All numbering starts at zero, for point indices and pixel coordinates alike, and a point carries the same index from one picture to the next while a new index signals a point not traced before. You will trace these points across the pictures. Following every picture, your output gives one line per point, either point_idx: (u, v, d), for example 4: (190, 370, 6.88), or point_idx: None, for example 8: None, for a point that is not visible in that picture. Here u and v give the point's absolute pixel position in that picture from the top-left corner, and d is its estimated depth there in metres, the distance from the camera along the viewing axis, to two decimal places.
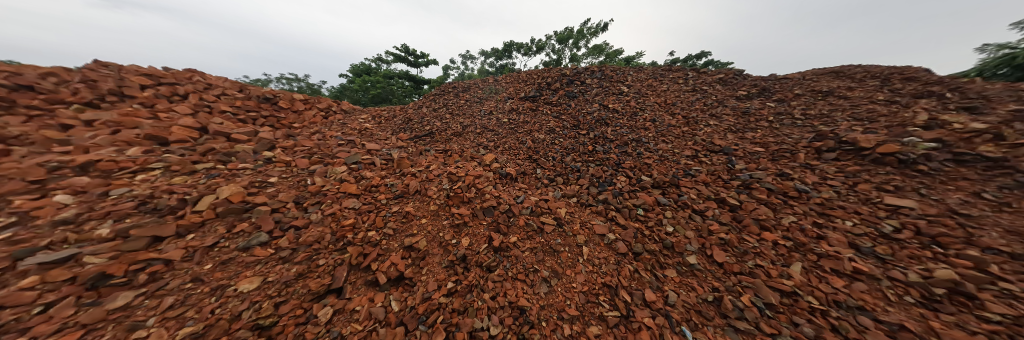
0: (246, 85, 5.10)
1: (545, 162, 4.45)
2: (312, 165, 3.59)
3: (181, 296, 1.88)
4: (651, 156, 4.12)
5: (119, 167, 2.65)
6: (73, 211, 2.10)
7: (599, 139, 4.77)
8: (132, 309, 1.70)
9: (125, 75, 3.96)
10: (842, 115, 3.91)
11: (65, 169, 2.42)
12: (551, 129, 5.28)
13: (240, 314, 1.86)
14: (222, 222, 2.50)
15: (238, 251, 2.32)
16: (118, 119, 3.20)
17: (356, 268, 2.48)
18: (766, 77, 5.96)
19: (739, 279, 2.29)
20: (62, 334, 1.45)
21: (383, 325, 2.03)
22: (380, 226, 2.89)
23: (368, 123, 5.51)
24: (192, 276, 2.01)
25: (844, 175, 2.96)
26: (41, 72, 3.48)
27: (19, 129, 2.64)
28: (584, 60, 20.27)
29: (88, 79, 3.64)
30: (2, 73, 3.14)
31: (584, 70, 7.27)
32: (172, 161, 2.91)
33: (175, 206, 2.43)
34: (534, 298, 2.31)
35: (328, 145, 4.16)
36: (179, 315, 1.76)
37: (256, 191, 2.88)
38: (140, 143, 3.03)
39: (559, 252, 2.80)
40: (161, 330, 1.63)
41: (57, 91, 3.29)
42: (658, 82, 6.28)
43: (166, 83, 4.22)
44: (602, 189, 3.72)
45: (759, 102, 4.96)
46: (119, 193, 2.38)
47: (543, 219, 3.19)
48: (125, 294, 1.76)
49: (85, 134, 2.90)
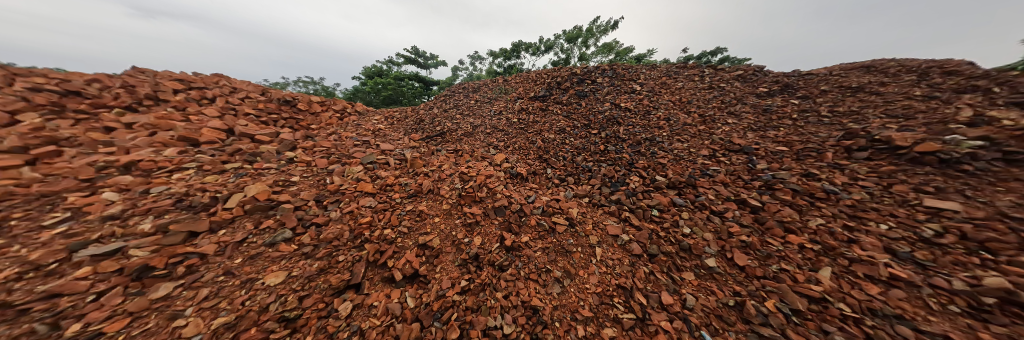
0: (268, 88, 5.31)
1: (555, 162, 4.44)
2: (331, 165, 3.70)
3: (214, 287, 2.00)
4: (666, 155, 4.02)
5: (157, 166, 2.84)
6: (119, 208, 2.28)
7: (610, 138, 4.71)
8: (171, 299, 1.84)
9: (159, 81, 4.21)
10: (874, 112, 3.68)
11: (111, 168, 2.63)
12: (561, 128, 5.25)
13: (268, 307, 1.97)
14: (250, 219, 2.62)
15: (266, 247, 2.43)
16: (154, 122, 3.42)
17: (373, 264, 2.54)
18: (788, 73, 5.71)
19: (763, 283, 2.20)
20: (113, 321, 1.61)
21: (400, 320, 2.08)
22: (395, 224, 2.94)
23: (382, 124, 5.65)
24: (224, 270, 2.14)
25: (877, 175, 2.80)
26: (88, 79, 3.78)
27: (69, 132, 2.88)
28: (594, 59, 19.90)
29: (127, 84, 3.89)
30: (54, 80, 3.43)
31: (594, 68, 7.19)
32: (204, 161, 3.08)
33: (208, 203, 2.59)
34: (547, 298, 2.31)
35: (345, 145, 4.28)
36: (213, 305, 1.88)
37: (279, 189, 3.00)
38: (174, 144, 3.23)
39: (572, 252, 2.79)
40: (197, 320, 1.75)
41: (100, 96, 3.54)
42: (672, 80, 6.13)
43: (196, 87, 4.44)
44: (615, 189, 3.69)
45: (780, 99, 4.76)
46: (158, 190, 2.55)
47: (555, 219, 3.19)
48: (166, 285, 1.91)
49: (126, 136, 3.13)
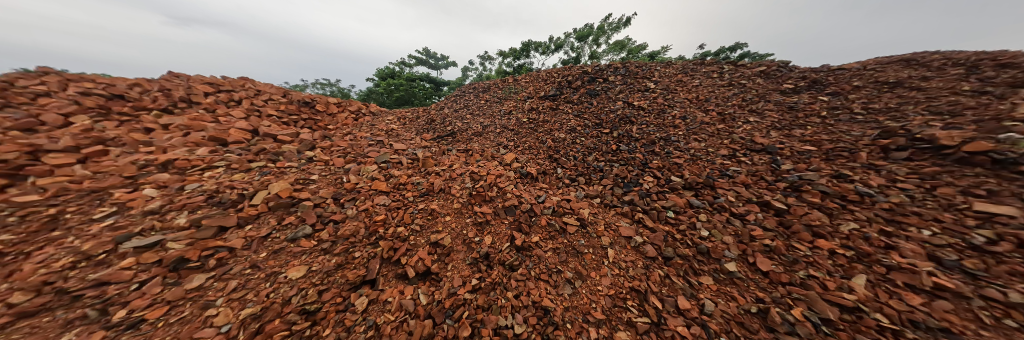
0: (289, 90, 5.55)
1: (566, 161, 4.39)
2: (347, 164, 3.81)
3: (242, 280, 2.12)
4: (682, 155, 3.89)
5: (191, 164, 3.03)
6: (158, 203, 2.46)
7: (623, 137, 4.62)
8: (203, 290, 1.98)
9: (192, 84, 4.49)
10: (915, 108, 3.41)
11: (151, 167, 2.85)
12: (572, 127, 5.20)
13: (290, 299, 2.06)
14: (274, 215, 2.74)
15: (288, 242, 2.54)
16: (187, 123, 3.65)
17: (387, 261, 2.59)
18: (815, 68, 5.39)
19: (788, 290, 2.08)
20: (153, 308, 1.78)
21: (413, 316, 2.12)
22: (408, 222, 3.00)
23: (395, 124, 5.78)
24: (251, 263, 2.26)
25: (918, 177, 2.59)
26: (130, 83, 4.09)
27: (114, 132, 3.13)
28: (605, 57, 19.56)
29: (164, 88, 4.18)
30: (102, 85, 3.73)
31: (606, 67, 7.07)
32: (232, 160, 3.25)
33: (236, 200, 2.73)
34: (558, 299, 2.29)
35: (360, 144, 4.41)
36: (241, 297, 2.00)
37: (300, 187, 3.13)
38: (205, 144, 3.44)
39: (584, 253, 2.75)
40: (227, 310, 1.88)
41: (140, 99, 3.83)
42: (688, 78, 5.93)
43: (224, 90, 4.70)
44: (628, 190, 3.62)
45: (807, 96, 4.50)
46: (191, 187, 2.73)
47: (566, 219, 3.16)
48: (199, 276, 2.06)
49: (163, 136, 3.35)
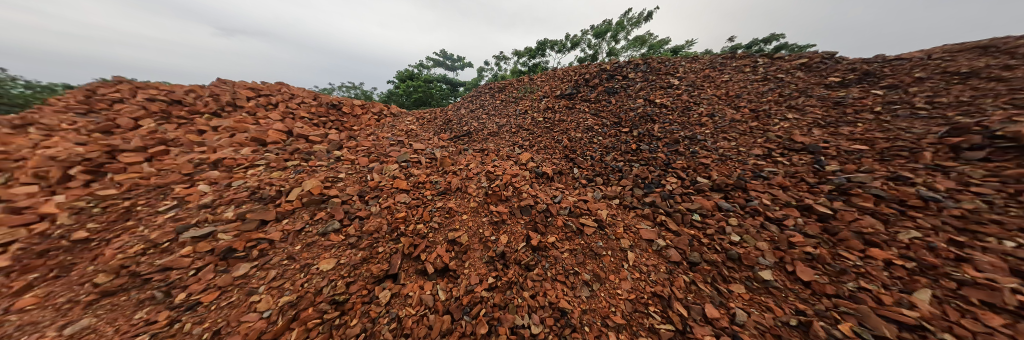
0: (319, 93, 5.91)
1: (582, 161, 4.31)
2: (371, 163, 3.98)
3: (280, 269, 2.30)
4: (709, 155, 3.68)
5: (237, 163, 3.33)
6: (210, 198, 2.74)
7: (644, 136, 4.45)
8: (248, 278, 2.18)
9: (237, 90, 4.92)
10: (994, 101, 2.95)
11: (205, 165, 3.18)
12: (589, 126, 5.09)
13: (321, 290, 2.20)
14: (307, 210, 2.94)
15: (319, 236, 2.70)
16: (232, 125, 4.00)
17: (408, 257, 2.68)
18: (867, 60, 4.85)
19: (835, 303, 1.87)
20: (207, 293, 2.00)
21: (432, 311, 2.18)
22: (427, 219, 3.08)
23: (414, 124, 5.97)
24: (288, 254, 2.44)
25: (998, 180, 2.23)
26: (187, 89, 4.57)
27: (174, 134, 3.53)
28: (624, 53, 18.89)
29: (214, 93, 4.62)
30: (164, 92, 4.22)
31: (626, 63, 6.84)
32: (271, 159, 3.52)
33: (275, 196, 2.96)
34: (576, 301, 2.26)
35: (383, 144, 4.60)
36: (280, 285, 2.17)
37: (329, 185, 3.32)
38: (248, 144, 3.75)
39: (602, 255, 2.69)
40: (268, 297, 2.05)
41: (194, 104, 4.26)
42: (716, 73, 5.60)
43: (263, 94, 5.10)
44: (648, 191, 3.49)
45: (857, 90, 4.07)
46: (237, 184, 3.00)
47: (583, 220, 3.11)
48: (244, 265, 2.26)
49: (213, 137, 3.71)
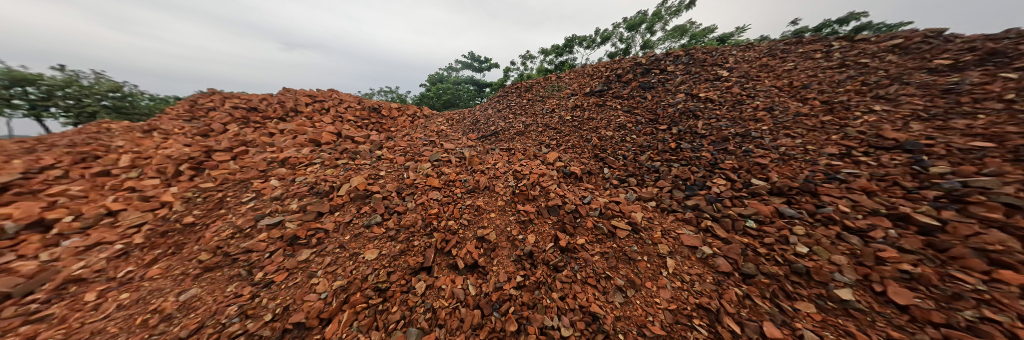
0: (361, 98, 6.47)
1: (614, 161, 4.12)
2: (407, 162, 4.24)
3: (333, 256, 2.57)
4: (767, 154, 3.28)
5: (299, 161, 3.79)
6: (279, 191, 3.17)
7: (685, 134, 4.12)
8: (307, 263, 2.47)
9: (297, 96, 5.61)
10: None
11: (275, 162, 3.69)
12: (621, 124, 4.85)
13: (366, 277, 2.41)
14: (354, 204, 3.23)
15: (364, 228, 2.96)
16: (293, 128, 4.57)
17: (440, 251, 2.79)
18: (992, 36, 3.87)
19: (945, 334, 1.44)
20: (278, 273, 2.32)
21: (463, 305, 2.25)
22: (457, 216, 3.19)
23: (444, 125, 6.24)
24: (339, 243, 2.71)
25: None
26: (261, 97, 5.36)
27: (251, 136, 4.17)
28: (661, 45, 17.60)
29: (279, 100, 5.34)
30: (244, 101, 5.01)
31: (663, 56, 6.38)
32: (325, 158, 3.94)
33: (328, 190, 3.31)
34: (608, 306, 2.16)
35: (417, 144, 4.88)
36: (333, 271, 2.42)
37: (372, 181, 3.62)
38: (307, 145, 4.25)
39: (637, 261, 2.54)
40: (324, 281, 2.30)
41: (264, 110, 4.97)
42: (776, 62, 4.96)
43: (318, 100, 5.74)
44: (691, 193, 3.22)
45: (979, 73, 3.24)
46: (300, 180, 3.43)
47: (615, 222, 2.96)
48: (306, 251, 2.58)
49: (280, 138, 4.28)
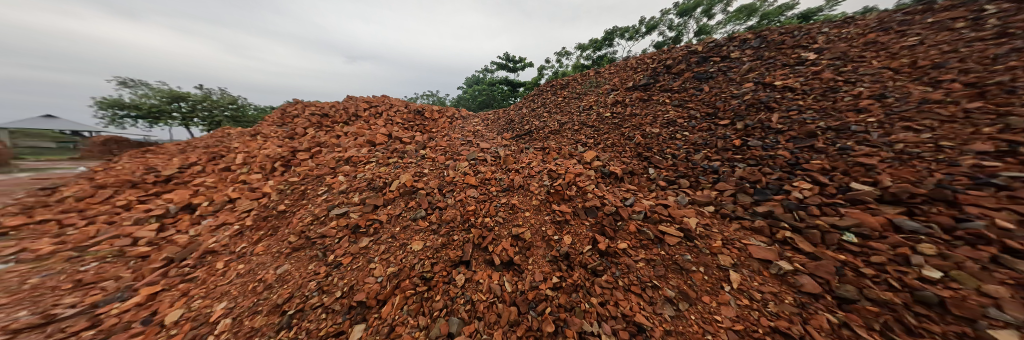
0: (407, 102, 7.07)
1: (660, 160, 3.76)
2: (447, 160, 4.50)
3: (386, 245, 2.85)
4: (874, 152, 2.65)
5: (359, 159, 4.31)
6: (343, 186, 3.65)
7: (753, 130, 3.58)
8: (366, 250, 2.78)
9: (356, 103, 6.41)
10: None
11: (340, 161, 4.26)
12: (670, 120, 4.41)
13: (413, 266, 2.62)
14: (403, 199, 3.54)
15: (410, 221, 3.22)
16: (354, 131, 5.22)
17: (477, 247, 2.87)
18: None
19: None
20: (344, 256, 2.68)
21: (500, 300, 2.29)
22: (492, 214, 3.27)
23: (480, 125, 6.46)
24: (390, 234, 3.00)
25: None
26: (329, 104, 6.25)
27: (323, 138, 4.89)
28: (719, 30, 15.53)
29: (342, 106, 6.15)
30: (317, 109, 5.92)
31: (724, 42, 5.62)
32: (379, 157, 4.41)
33: (383, 187, 3.70)
34: (655, 318, 1.97)
35: (455, 144, 5.15)
36: (386, 258, 2.69)
37: (417, 178, 3.92)
38: (363, 145, 4.81)
39: (691, 271, 2.28)
40: (379, 267, 2.57)
41: (331, 115, 5.79)
42: (888, 38, 3.95)
43: (372, 106, 6.46)
44: (761, 199, 2.79)
45: None
46: (359, 176, 3.90)
47: (663, 228, 2.70)
48: (366, 239, 2.92)
49: (343, 140, 4.93)
